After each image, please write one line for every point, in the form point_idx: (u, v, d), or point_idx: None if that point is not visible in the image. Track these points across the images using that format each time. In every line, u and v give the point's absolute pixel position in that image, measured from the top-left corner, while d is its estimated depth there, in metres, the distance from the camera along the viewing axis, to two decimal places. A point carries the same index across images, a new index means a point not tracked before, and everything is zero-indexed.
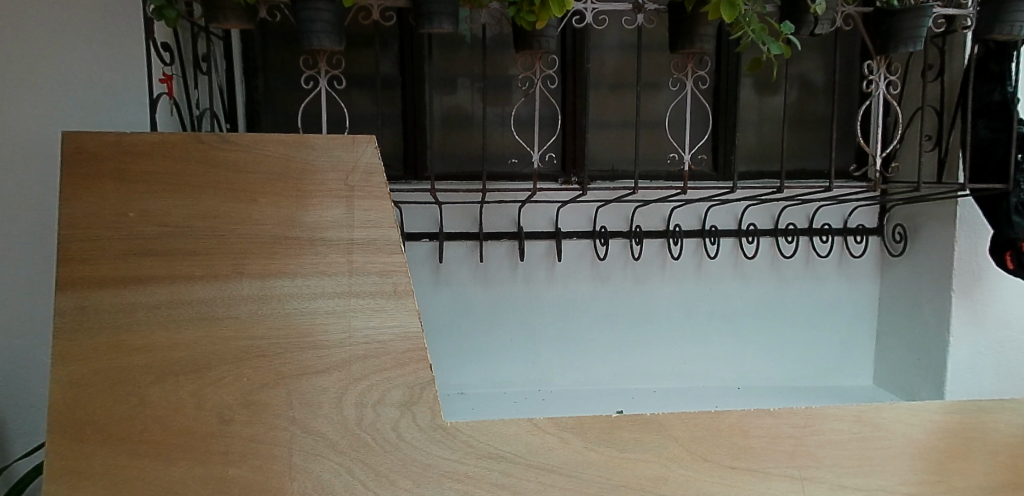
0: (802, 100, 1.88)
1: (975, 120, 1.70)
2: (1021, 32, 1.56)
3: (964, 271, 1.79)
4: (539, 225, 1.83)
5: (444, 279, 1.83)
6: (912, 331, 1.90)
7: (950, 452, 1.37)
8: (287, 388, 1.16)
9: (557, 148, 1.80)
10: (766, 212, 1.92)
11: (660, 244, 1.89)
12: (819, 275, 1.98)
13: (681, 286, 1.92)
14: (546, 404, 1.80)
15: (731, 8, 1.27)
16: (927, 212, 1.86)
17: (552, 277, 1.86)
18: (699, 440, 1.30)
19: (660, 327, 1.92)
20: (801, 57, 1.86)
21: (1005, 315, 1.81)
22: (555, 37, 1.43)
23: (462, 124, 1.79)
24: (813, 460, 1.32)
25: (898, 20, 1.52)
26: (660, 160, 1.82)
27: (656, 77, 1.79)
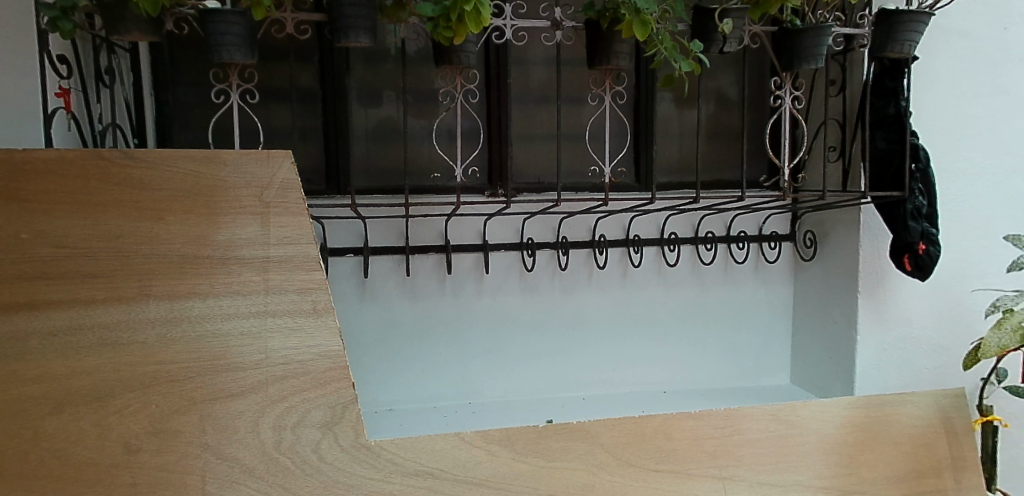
0: (717, 114, 1.96)
1: (874, 132, 1.82)
2: (910, 51, 1.69)
3: (868, 274, 1.91)
4: (466, 237, 1.83)
5: (369, 294, 1.80)
6: (824, 331, 2.01)
7: (858, 445, 1.47)
8: (200, 414, 1.12)
9: (481, 162, 1.82)
10: (687, 221, 1.99)
11: (586, 254, 1.92)
12: (737, 281, 2.06)
13: (608, 294, 1.96)
14: (476, 417, 1.80)
15: (644, 27, 1.32)
16: (834, 219, 1.97)
17: (481, 289, 1.86)
18: (625, 445, 1.32)
19: (590, 336, 1.96)
20: (715, 74, 1.95)
21: (905, 314, 1.95)
22: (475, 53, 1.44)
23: (388, 137, 1.77)
24: (735, 458, 1.38)
25: (801, 39, 1.61)
26: (583, 172, 1.85)
27: (577, 93, 1.83)
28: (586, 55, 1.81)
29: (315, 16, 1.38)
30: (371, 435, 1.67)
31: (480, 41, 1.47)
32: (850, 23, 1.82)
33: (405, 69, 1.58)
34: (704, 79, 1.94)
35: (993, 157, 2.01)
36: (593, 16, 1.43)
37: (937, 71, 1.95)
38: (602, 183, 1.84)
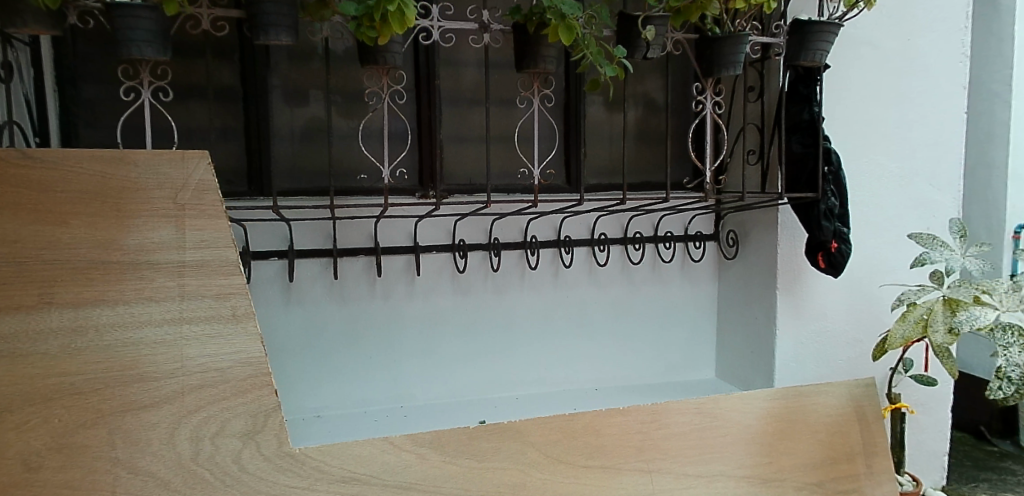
0: (644, 117, 2.01)
1: (789, 136, 1.91)
2: (821, 59, 1.78)
3: (786, 271, 1.99)
4: (397, 239, 1.81)
5: (295, 298, 1.75)
6: (747, 327, 2.09)
7: (776, 433, 1.55)
8: (109, 427, 1.07)
9: (409, 164, 1.80)
10: (616, 222, 2.03)
11: (518, 254, 1.93)
12: (664, 279, 2.12)
13: (540, 294, 1.97)
14: (407, 420, 1.78)
15: (569, 31, 1.34)
16: (754, 219, 2.06)
17: (412, 291, 1.85)
18: (555, 443, 1.34)
19: (522, 336, 1.97)
20: (641, 78, 1.99)
21: (820, 308, 2.06)
22: (401, 53, 1.43)
23: (314, 137, 1.74)
24: (661, 452, 1.42)
25: (720, 46, 1.68)
26: (513, 174, 1.86)
27: (506, 95, 1.84)
28: (514, 57, 1.83)
29: (233, 13, 1.34)
30: (296, 443, 1.63)
31: (406, 42, 1.46)
32: (767, 33, 1.90)
33: (329, 68, 1.55)
34: (631, 83, 1.98)
35: (898, 160, 2.14)
36: (520, 20, 1.44)
37: (846, 79, 2.06)
38: (531, 185, 1.86)
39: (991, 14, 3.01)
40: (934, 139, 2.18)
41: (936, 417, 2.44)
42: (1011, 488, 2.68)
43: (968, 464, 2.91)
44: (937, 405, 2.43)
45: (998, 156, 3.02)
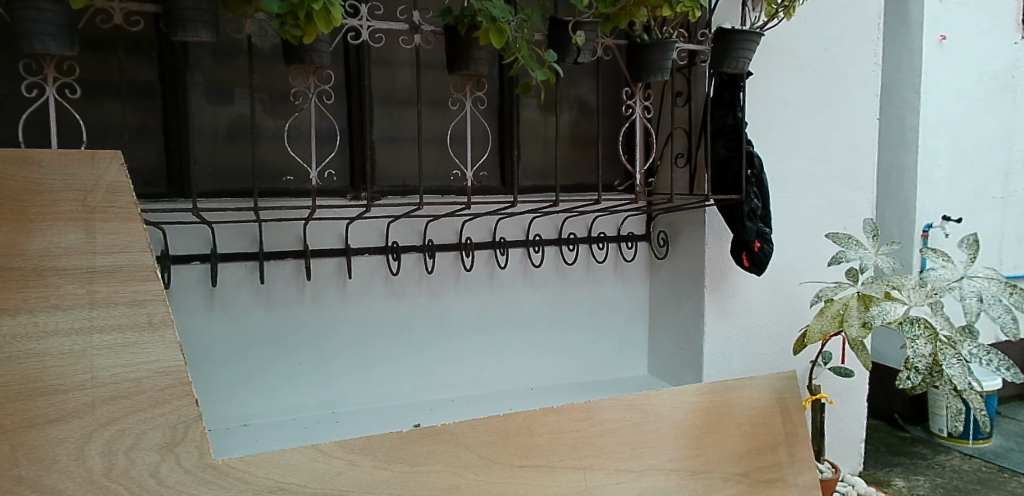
0: (576, 120, 2.04)
1: (715, 140, 1.97)
2: (743, 67, 1.85)
3: (713, 270, 2.06)
4: (327, 242, 1.78)
5: (219, 303, 1.69)
6: (677, 324, 2.15)
7: (704, 427, 1.61)
8: (10, 444, 0.99)
9: (338, 165, 1.77)
10: (550, 224, 2.04)
11: (453, 256, 1.92)
12: (598, 279, 2.15)
13: (474, 296, 1.97)
14: (339, 426, 1.74)
15: (500, 34, 1.34)
16: (683, 220, 2.12)
17: (344, 295, 1.81)
18: (489, 444, 1.35)
19: (456, 338, 1.96)
20: (574, 82, 2.02)
21: (745, 305, 2.14)
22: (328, 53, 1.40)
23: (239, 137, 1.68)
24: (594, 449, 1.45)
25: (647, 53, 1.72)
26: (446, 176, 1.86)
27: (437, 96, 1.83)
28: (445, 59, 1.82)
29: (148, 7, 1.28)
30: (219, 455, 1.57)
31: (334, 41, 1.44)
32: (692, 40, 1.96)
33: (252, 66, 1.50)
34: (563, 86, 2.00)
35: (816, 163, 2.24)
36: (451, 22, 1.44)
37: (767, 86, 2.14)
38: (464, 186, 1.86)
39: (901, 26, 3.20)
40: (849, 143, 2.30)
41: (853, 406, 2.57)
42: (922, 471, 2.85)
43: (884, 450, 3.07)
44: (854, 395, 2.57)
45: (909, 159, 3.21)
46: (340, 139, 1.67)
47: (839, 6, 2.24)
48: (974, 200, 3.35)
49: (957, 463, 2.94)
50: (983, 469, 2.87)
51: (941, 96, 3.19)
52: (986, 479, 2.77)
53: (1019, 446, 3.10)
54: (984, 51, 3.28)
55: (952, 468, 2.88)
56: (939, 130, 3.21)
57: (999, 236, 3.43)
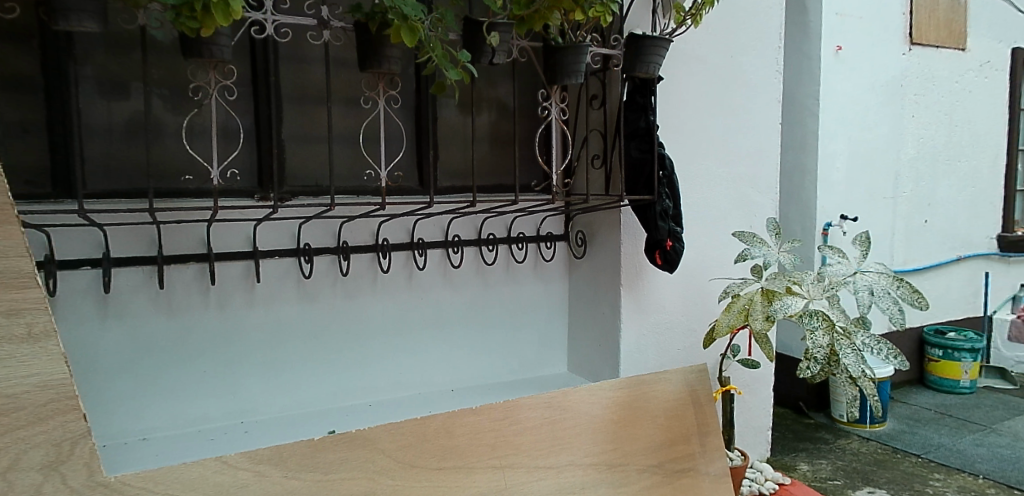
0: (495, 121, 2.04)
1: (629, 142, 2.02)
2: (654, 72, 1.91)
3: (629, 268, 2.12)
4: (233, 244, 1.70)
5: (113, 310, 1.60)
6: (595, 322, 2.19)
7: (621, 421, 1.66)
8: None
9: (245, 164, 1.70)
10: (469, 224, 2.04)
11: (369, 258, 1.89)
12: (517, 279, 2.17)
13: (392, 298, 1.94)
14: (248, 436, 1.67)
15: (412, 33, 1.32)
16: (599, 220, 2.17)
17: (252, 299, 1.75)
18: (407, 447, 1.33)
19: (373, 341, 1.92)
20: (492, 83, 2.03)
21: (659, 302, 2.21)
22: (230, 46, 1.35)
23: (135, 134, 1.59)
24: (514, 447, 1.47)
25: (562, 56, 1.75)
26: (358, 176, 1.82)
27: (349, 94, 1.79)
28: (355, 57, 1.79)
29: None
30: (110, 472, 1.47)
31: (235, 34, 1.39)
32: (605, 44, 2.01)
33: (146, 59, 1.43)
34: (481, 87, 2.01)
35: (723, 165, 2.34)
36: (361, 19, 1.41)
37: (678, 90, 2.22)
38: (377, 187, 1.83)
39: (802, 35, 3.38)
40: (755, 145, 2.41)
41: (760, 396, 2.70)
42: (824, 455, 3.02)
43: (790, 436, 3.24)
44: (761, 386, 2.70)
45: (810, 161, 3.40)
46: (245, 138, 1.61)
47: (743, 15, 2.34)
48: (868, 199, 3.58)
49: (855, 446, 3.13)
50: (878, 451, 3.07)
51: (837, 102, 3.40)
52: (881, 460, 2.97)
53: (910, 428, 3.34)
54: (876, 60, 3.52)
55: (851, 451, 3.07)
56: (836, 134, 3.42)
57: (890, 233, 3.69)
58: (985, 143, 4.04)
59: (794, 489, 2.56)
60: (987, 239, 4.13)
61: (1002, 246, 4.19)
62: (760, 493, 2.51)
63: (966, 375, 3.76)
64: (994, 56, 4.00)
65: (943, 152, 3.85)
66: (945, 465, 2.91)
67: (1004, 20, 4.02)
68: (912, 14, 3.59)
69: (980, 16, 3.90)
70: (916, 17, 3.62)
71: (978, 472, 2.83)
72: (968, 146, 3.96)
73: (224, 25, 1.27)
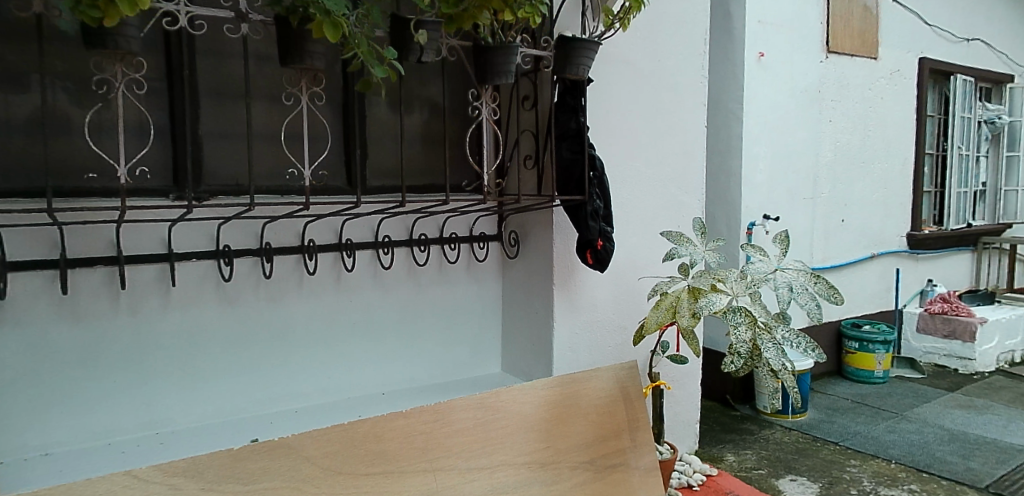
0: (427, 120, 2.02)
1: (560, 143, 2.04)
2: (584, 73, 1.94)
3: (561, 267, 2.14)
4: (146, 246, 1.63)
5: (10, 318, 1.50)
6: (527, 322, 2.20)
7: (554, 420, 1.70)
8: None
9: (160, 162, 1.63)
10: (400, 224, 2.01)
11: (294, 260, 1.84)
12: (450, 279, 2.15)
13: (319, 300, 1.89)
14: (164, 448, 1.60)
15: (335, 29, 1.30)
16: (531, 220, 2.19)
17: (167, 304, 1.67)
18: (333, 454, 1.35)
19: (299, 346, 1.87)
20: (424, 82, 2.01)
21: (591, 300, 2.24)
22: (138, 38, 1.30)
23: (35, 129, 1.50)
24: (445, 449, 1.50)
25: (491, 55, 1.75)
26: (280, 175, 1.77)
27: (270, 90, 1.73)
28: (276, 52, 1.74)
29: None
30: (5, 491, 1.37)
31: (144, 25, 1.34)
32: (535, 45, 2.02)
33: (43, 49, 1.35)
34: (412, 85, 1.98)
35: (652, 166, 2.40)
36: (282, 13, 1.37)
37: (607, 92, 2.26)
38: (300, 186, 1.78)
39: (726, 41, 3.50)
40: (682, 147, 2.48)
41: (689, 390, 2.78)
42: (750, 445, 3.13)
43: (717, 428, 3.35)
44: (689, 380, 2.77)
45: (734, 163, 3.52)
46: (154, 133, 1.53)
47: (670, 20, 2.40)
48: (789, 200, 3.74)
49: (778, 436, 3.26)
50: (799, 440, 3.21)
51: (760, 106, 3.53)
52: (802, 449, 3.10)
53: (828, 417, 3.50)
54: (796, 67, 3.67)
55: (775, 441, 3.19)
56: (759, 137, 3.55)
57: (810, 232, 3.86)
58: (895, 146, 4.28)
59: (721, 480, 2.64)
60: (898, 237, 4.38)
61: (911, 244, 4.45)
62: (688, 484, 2.58)
63: (880, 365, 3.99)
64: (903, 64, 4.24)
65: (857, 155, 4.06)
66: (860, 451, 3.07)
67: (912, 30, 4.26)
68: (828, 24, 3.77)
69: (891, 27, 4.13)
70: (832, 26, 3.80)
71: (889, 457, 2.99)
72: (880, 149, 4.19)
73: (130, 15, 1.22)
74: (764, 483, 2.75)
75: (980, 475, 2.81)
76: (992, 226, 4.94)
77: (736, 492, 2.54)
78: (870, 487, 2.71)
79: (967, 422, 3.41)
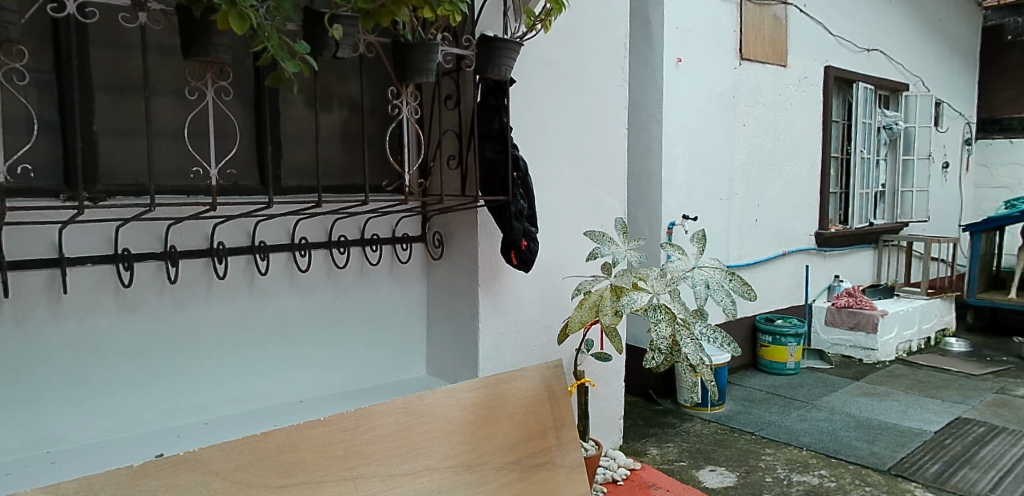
0: (347, 119, 1.97)
1: (483, 144, 2.03)
2: (506, 74, 1.94)
3: (486, 268, 2.13)
4: (34, 251, 1.52)
5: None
6: (453, 323, 2.19)
7: (479, 422, 1.70)
8: None
9: (50, 160, 1.52)
10: (318, 225, 1.95)
11: (203, 263, 1.75)
12: (372, 282, 2.10)
13: (231, 306, 1.81)
14: (57, 467, 1.49)
15: (242, 21, 1.24)
16: (455, 221, 2.18)
17: (59, 313, 1.56)
18: (244, 467, 1.32)
19: (210, 354, 1.78)
20: (344, 79, 1.95)
21: (517, 301, 2.25)
22: (19, 25, 1.21)
23: None
24: (366, 456, 1.48)
25: (411, 53, 1.72)
26: (184, 174, 1.68)
27: (173, 84, 1.65)
28: (178, 43, 1.65)
29: None
30: None
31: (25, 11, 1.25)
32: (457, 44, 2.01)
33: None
34: (330, 83, 1.93)
35: (575, 167, 2.42)
36: (183, 3, 1.31)
37: (529, 93, 2.26)
38: (206, 185, 1.69)
39: (646, 46, 3.59)
40: (604, 149, 2.52)
41: (613, 387, 2.83)
42: (672, 439, 3.22)
43: (641, 423, 3.42)
44: (613, 377, 2.82)
45: (655, 165, 3.61)
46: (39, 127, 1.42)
47: (591, 23, 2.43)
48: (706, 200, 3.87)
49: (698, 428, 3.37)
50: (718, 431, 3.33)
51: (679, 110, 3.64)
52: (720, 439, 3.22)
53: (745, 408, 3.64)
54: (712, 73, 3.80)
55: (695, 433, 3.29)
56: (678, 139, 3.66)
57: (726, 231, 4.00)
58: (804, 149, 4.50)
59: (645, 473, 2.70)
60: (807, 236, 4.60)
61: (819, 242, 4.69)
62: (612, 480, 2.62)
63: (790, 357, 4.18)
64: (810, 72, 4.46)
65: (769, 158, 4.25)
66: (774, 440, 3.21)
67: (818, 40, 4.49)
68: (742, 32, 3.92)
69: (799, 36, 4.34)
70: (745, 35, 3.96)
71: (801, 445, 3.14)
72: (790, 152, 4.40)
73: None
74: (685, 475, 2.82)
75: (883, 458, 2.98)
76: (892, 225, 5.24)
77: (658, 484, 2.60)
78: (784, 474, 2.83)
79: (870, 409, 3.62)
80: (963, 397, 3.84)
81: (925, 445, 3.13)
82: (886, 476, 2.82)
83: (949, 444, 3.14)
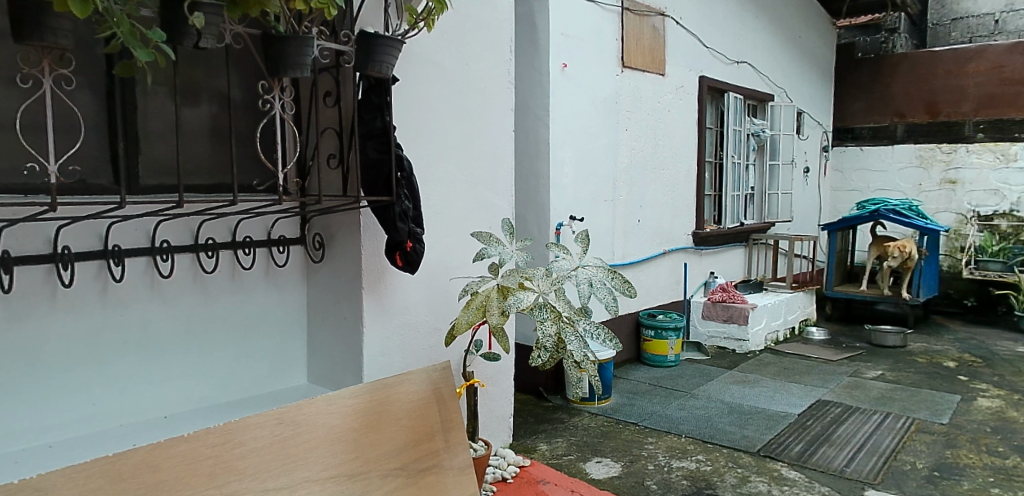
0: (215, 114, 1.86)
1: (365, 143, 1.98)
2: (387, 71, 1.90)
3: (370, 270, 2.09)
4: None
5: None
6: (335, 327, 2.12)
7: (363, 428, 1.68)
8: None
9: None
10: (183, 227, 1.83)
11: (45, 270, 1.59)
12: (245, 287, 1.99)
13: (80, 316, 1.65)
14: None
15: (84, 3, 1.12)
16: (337, 222, 2.12)
17: None
18: (95, 490, 1.23)
19: (58, 370, 1.62)
20: (212, 71, 1.84)
21: (404, 303, 2.21)
22: None
23: None
24: (238, 472, 1.42)
25: (284, 46, 1.64)
26: (18, 171, 1.51)
27: (4, 71, 1.48)
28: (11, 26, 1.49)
29: None
30: None
31: None
32: (334, 38, 1.94)
33: None
34: (197, 75, 1.81)
35: (462, 168, 2.41)
36: None
37: (413, 92, 2.22)
38: (47, 185, 1.54)
39: (532, 51, 3.64)
40: (491, 150, 2.52)
41: (502, 386, 2.84)
42: (561, 433, 3.28)
43: (531, 420, 3.47)
44: (502, 376, 2.84)
45: (543, 167, 3.68)
46: None
47: (476, 24, 2.43)
48: (592, 201, 3.98)
49: (586, 422, 3.46)
50: (604, 423, 3.43)
51: (565, 113, 3.72)
52: (606, 431, 3.32)
53: (630, 400, 3.78)
54: (595, 79, 3.92)
55: (583, 427, 3.38)
56: (564, 142, 3.74)
57: (611, 231, 4.14)
58: (682, 154, 4.74)
59: (534, 470, 2.73)
60: (685, 235, 4.85)
61: (696, 241, 4.95)
62: (502, 478, 2.63)
63: (671, 351, 4.39)
64: (687, 81, 4.71)
65: (650, 162, 4.44)
66: (656, 429, 3.35)
67: (693, 51, 4.75)
68: (624, 40, 4.07)
69: (676, 47, 4.56)
70: (627, 43, 4.11)
71: (681, 432, 3.30)
72: (670, 156, 4.61)
73: None
74: (573, 468, 2.89)
75: (753, 441, 3.19)
76: (761, 225, 5.62)
77: (546, 480, 2.64)
78: (665, 461, 2.96)
79: (742, 396, 3.87)
80: (821, 381, 4.19)
81: (789, 427, 3.38)
82: (756, 457, 3.02)
83: (810, 425, 3.42)
